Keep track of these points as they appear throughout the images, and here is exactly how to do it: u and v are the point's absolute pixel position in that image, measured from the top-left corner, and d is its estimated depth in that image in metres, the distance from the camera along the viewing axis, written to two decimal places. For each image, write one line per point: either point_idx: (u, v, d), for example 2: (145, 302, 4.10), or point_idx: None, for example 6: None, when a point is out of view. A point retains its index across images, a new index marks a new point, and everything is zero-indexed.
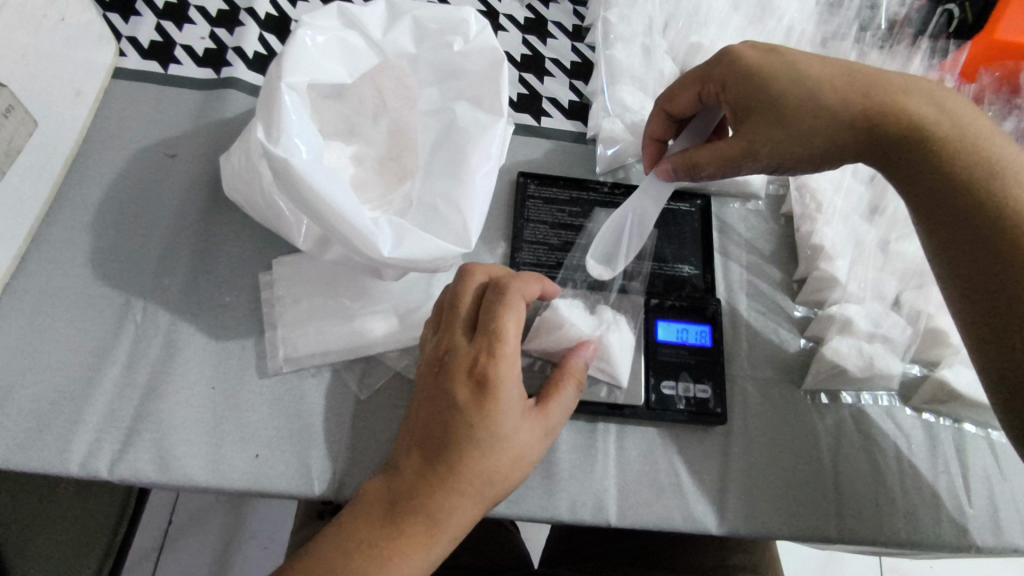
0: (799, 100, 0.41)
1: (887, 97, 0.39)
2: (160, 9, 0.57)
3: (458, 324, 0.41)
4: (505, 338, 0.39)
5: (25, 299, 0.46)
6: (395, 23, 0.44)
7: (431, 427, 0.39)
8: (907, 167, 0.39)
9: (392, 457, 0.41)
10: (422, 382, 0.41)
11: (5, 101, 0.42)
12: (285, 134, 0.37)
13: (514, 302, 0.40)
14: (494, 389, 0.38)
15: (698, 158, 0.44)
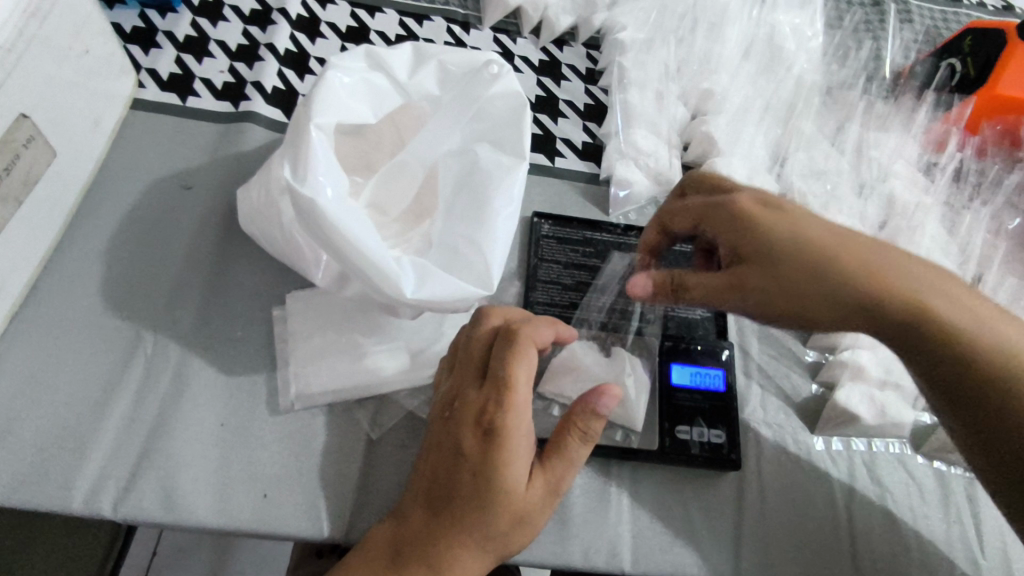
0: (784, 244, 0.39)
1: (870, 273, 0.38)
2: (180, 41, 0.58)
3: (470, 369, 0.40)
4: (514, 388, 0.38)
5: (33, 330, 0.45)
6: (421, 67, 0.44)
7: (437, 476, 0.38)
8: (888, 333, 0.38)
9: (401, 502, 0.40)
10: (433, 427, 0.41)
11: (26, 132, 0.42)
12: (311, 173, 0.37)
13: (524, 350, 0.39)
14: (501, 440, 0.37)
15: (694, 277, 0.43)
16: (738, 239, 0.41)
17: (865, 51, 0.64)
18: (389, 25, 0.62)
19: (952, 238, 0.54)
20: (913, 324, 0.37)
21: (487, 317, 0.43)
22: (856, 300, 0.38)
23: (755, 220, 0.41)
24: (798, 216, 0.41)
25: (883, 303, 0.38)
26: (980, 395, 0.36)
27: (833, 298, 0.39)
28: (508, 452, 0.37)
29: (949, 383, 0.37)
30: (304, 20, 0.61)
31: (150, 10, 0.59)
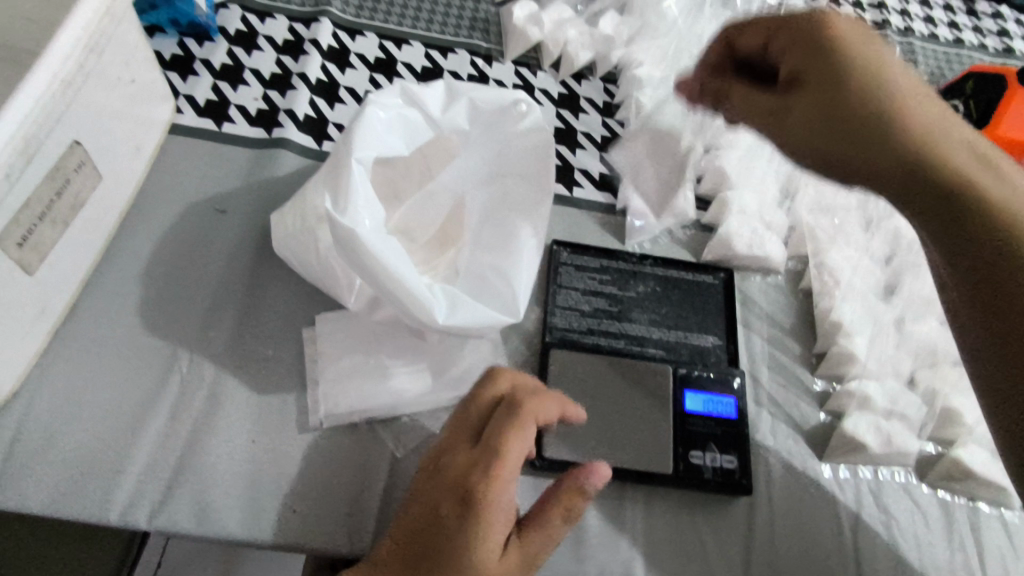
0: (844, 63, 0.42)
1: (880, 78, 0.42)
2: (216, 69, 0.61)
3: (465, 431, 0.40)
4: (503, 456, 0.38)
5: (74, 346, 0.47)
6: (454, 103, 0.45)
7: (411, 534, 0.38)
8: (877, 148, 0.41)
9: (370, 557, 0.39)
10: (418, 480, 0.40)
11: (77, 159, 0.45)
12: (351, 205, 0.39)
13: (522, 422, 0.39)
14: (484, 505, 0.37)
15: (739, 91, 0.50)
16: (789, 57, 0.45)
17: None
18: (415, 57, 0.65)
19: None
20: (913, 148, 0.40)
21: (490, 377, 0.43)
22: (880, 132, 0.41)
23: (853, 59, 0.42)
24: (846, 35, 0.43)
25: (903, 145, 0.40)
26: (1003, 266, 0.36)
27: (857, 94, 0.42)
28: (483, 519, 0.36)
29: (984, 267, 0.36)
30: (334, 51, 0.64)
31: (187, 39, 0.62)
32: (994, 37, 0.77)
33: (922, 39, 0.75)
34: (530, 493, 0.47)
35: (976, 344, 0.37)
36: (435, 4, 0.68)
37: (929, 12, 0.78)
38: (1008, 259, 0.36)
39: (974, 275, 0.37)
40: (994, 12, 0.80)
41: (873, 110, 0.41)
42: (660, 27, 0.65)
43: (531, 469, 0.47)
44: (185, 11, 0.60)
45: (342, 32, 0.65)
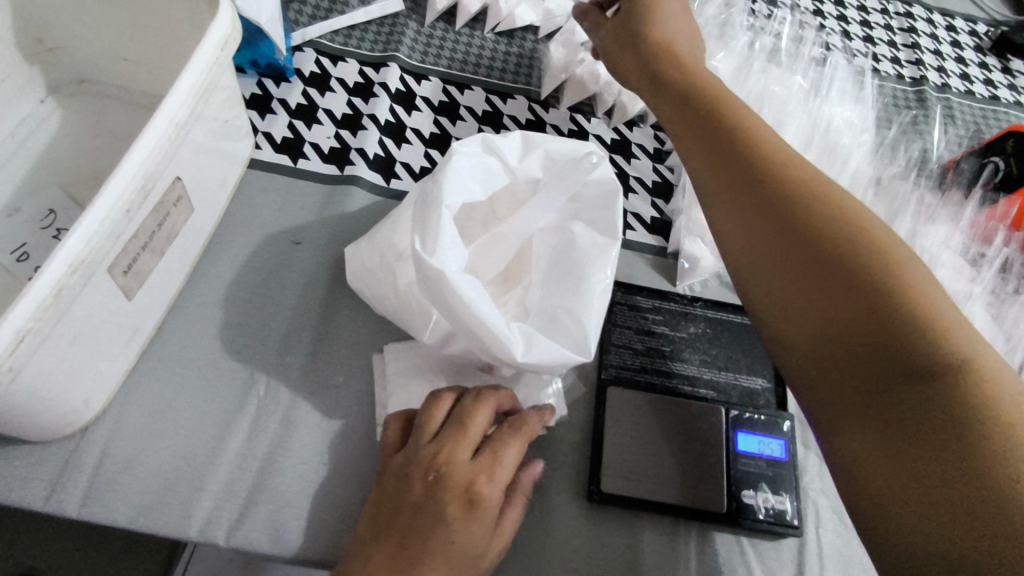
0: (742, 128, 0.49)
1: (775, 152, 0.47)
2: (292, 108, 0.65)
3: (465, 440, 0.41)
4: (504, 467, 0.41)
5: (160, 367, 0.50)
6: (528, 153, 0.48)
7: (407, 534, 0.39)
8: (770, 197, 0.44)
9: (355, 553, 0.39)
10: (403, 488, 0.40)
11: (177, 193, 0.48)
12: (439, 247, 0.42)
13: (520, 438, 0.43)
14: (482, 515, 0.40)
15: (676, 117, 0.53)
16: (717, 139, 0.49)
17: (913, 145, 0.70)
18: (477, 101, 0.68)
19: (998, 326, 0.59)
20: (800, 208, 0.43)
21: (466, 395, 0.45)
22: (778, 209, 0.44)
23: (736, 122, 0.49)
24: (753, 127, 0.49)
25: (797, 227, 0.42)
26: (882, 336, 0.36)
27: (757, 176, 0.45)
28: (484, 525, 0.40)
29: (873, 332, 0.37)
30: (402, 93, 0.67)
31: (266, 79, 0.66)
32: None
33: (958, 95, 0.78)
34: (587, 525, 0.49)
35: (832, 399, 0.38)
36: (495, 51, 0.72)
37: (964, 69, 0.81)
38: (897, 330, 0.36)
39: (861, 332, 0.37)
40: None
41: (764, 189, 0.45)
42: None
43: (588, 501, 0.49)
44: (267, 54, 0.64)
45: (409, 76, 0.69)
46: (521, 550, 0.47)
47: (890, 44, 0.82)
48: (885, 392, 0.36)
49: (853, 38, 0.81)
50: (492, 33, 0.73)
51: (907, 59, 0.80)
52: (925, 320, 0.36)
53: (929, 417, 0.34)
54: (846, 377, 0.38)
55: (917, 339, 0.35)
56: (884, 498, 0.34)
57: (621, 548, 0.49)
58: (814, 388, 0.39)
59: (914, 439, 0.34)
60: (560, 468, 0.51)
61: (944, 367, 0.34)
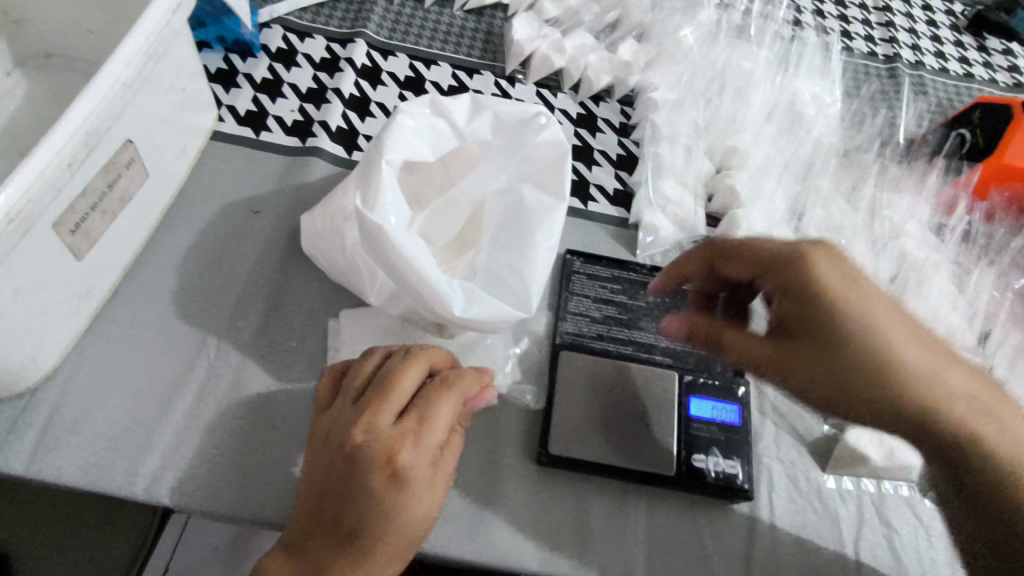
0: (802, 284, 0.44)
1: (845, 298, 0.42)
2: (257, 82, 0.65)
3: (387, 406, 0.40)
4: (432, 427, 0.40)
5: (113, 330, 0.51)
6: (477, 116, 0.49)
7: (339, 509, 0.38)
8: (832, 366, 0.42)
9: (294, 529, 0.39)
10: (328, 460, 0.40)
11: (129, 156, 0.48)
12: (380, 203, 0.42)
13: (449, 396, 0.42)
14: (414, 480, 0.39)
15: (723, 327, 0.47)
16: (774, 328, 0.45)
17: (879, 117, 0.69)
18: (443, 77, 0.69)
19: (962, 296, 0.58)
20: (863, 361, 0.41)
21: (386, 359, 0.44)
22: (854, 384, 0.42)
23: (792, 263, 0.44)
24: (853, 297, 0.42)
25: (889, 384, 0.41)
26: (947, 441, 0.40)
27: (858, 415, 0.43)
28: (416, 491, 0.39)
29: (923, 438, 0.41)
30: (368, 69, 0.68)
31: (232, 55, 0.67)
32: (1004, 72, 0.79)
33: (932, 72, 0.77)
34: (535, 489, 0.49)
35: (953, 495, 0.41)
36: (463, 29, 0.73)
37: (939, 47, 0.80)
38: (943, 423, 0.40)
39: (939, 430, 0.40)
40: (1004, 48, 0.82)
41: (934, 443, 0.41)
42: (675, 54, 0.68)
43: (538, 464, 0.49)
44: (233, 29, 0.65)
45: (376, 52, 0.69)
46: (467, 512, 0.47)
47: (865, 23, 0.81)
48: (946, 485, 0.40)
49: (827, 16, 0.80)
50: (461, 10, 0.73)
51: (881, 38, 0.80)
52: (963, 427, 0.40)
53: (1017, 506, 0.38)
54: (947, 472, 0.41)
55: (966, 436, 0.40)
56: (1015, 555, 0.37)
57: (569, 513, 0.48)
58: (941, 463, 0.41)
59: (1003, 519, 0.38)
60: (509, 433, 0.50)
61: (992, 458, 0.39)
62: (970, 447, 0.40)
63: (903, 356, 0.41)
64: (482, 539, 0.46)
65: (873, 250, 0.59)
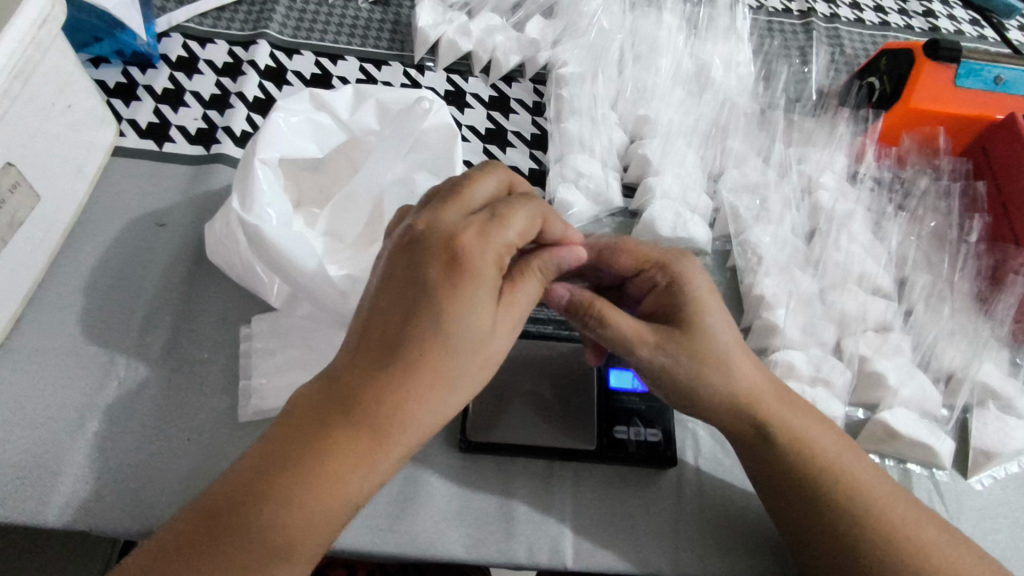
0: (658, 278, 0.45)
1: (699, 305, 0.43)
2: (159, 94, 0.64)
3: (456, 204, 0.37)
4: (510, 220, 0.37)
5: (15, 358, 0.49)
6: (360, 105, 0.50)
7: (396, 307, 0.34)
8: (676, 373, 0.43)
9: (344, 350, 0.35)
10: (412, 310, 0.34)
11: (12, 179, 0.47)
12: (257, 205, 0.43)
13: (528, 203, 0.39)
14: (476, 273, 0.35)
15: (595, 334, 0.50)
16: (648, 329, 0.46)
17: (789, 75, 0.70)
18: (350, 71, 0.67)
19: (876, 243, 0.59)
20: (724, 379, 0.43)
21: (515, 211, 0.38)
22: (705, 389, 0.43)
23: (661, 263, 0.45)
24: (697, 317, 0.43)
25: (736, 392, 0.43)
26: (783, 452, 0.43)
27: (711, 400, 0.43)
28: (475, 279, 0.34)
29: (766, 444, 0.43)
30: (272, 70, 0.67)
31: (132, 68, 0.65)
32: (920, 17, 0.79)
33: (847, 24, 0.77)
34: (459, 475, 0.48)
35: (772, 493, 0.43)
36: (370, 21, 0.72)
37: None
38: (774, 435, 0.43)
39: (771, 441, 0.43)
40: None
41: (748, 433, 0.43)
42: (582, 28, 0.68)
43: (460, 451, 0.49)
44: (128, 42, 0.63)
45: (280, 52, 0.68)
46: (391, 506, 0.46)
47: None
48: (777, 484, 0.43)
49: None
50: (366, 3, 0.73)
51: None
52: (792, 442, 0.43)
53: (841, 510, 0.41)
54: (772, 481, 0.43)
55: (800, 449, 0.43)
56: (820, 551, 0.41)
57: (492, 499, 0.48)
58: (769, 469, 0.43)
59: (825, 528, 0.41)
60: None
61: (823, 473, 0.42)
62: (804, 455, 0.42)
63: (731, 368, 0.43)
64: (407, 532, 0.46)
65: (787, 206, 0.60)
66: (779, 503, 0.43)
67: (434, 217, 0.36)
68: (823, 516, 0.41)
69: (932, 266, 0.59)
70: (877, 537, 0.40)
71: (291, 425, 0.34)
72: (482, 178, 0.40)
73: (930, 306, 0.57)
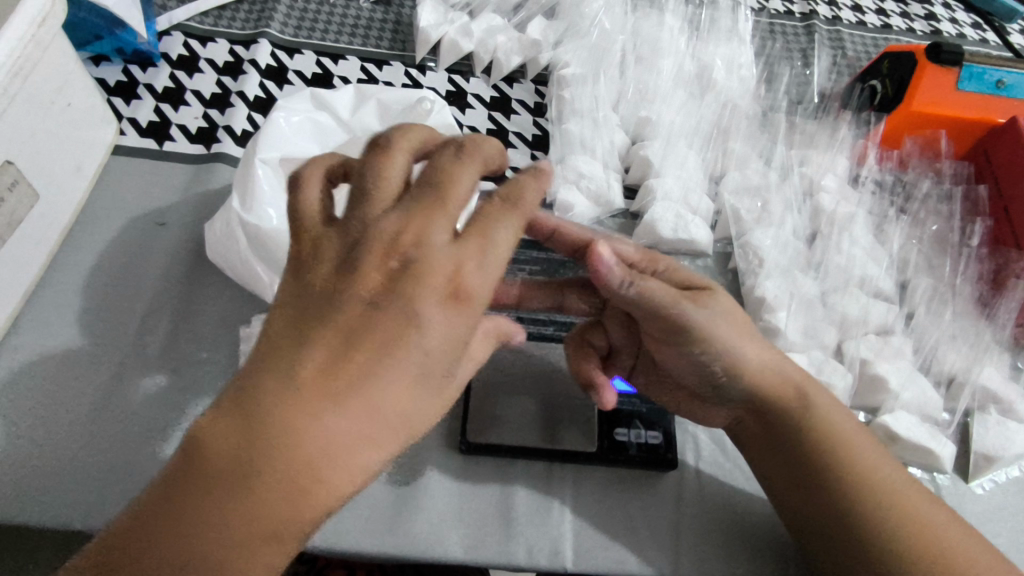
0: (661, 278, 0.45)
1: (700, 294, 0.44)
2: (159, 92, 0.64)
3: (447, 213, 0.30)
4: (501, 246, 0.31)
5: (13, 357, 0.49)
6: (361, 105, 0.50)
7: (360, 340, 0.27)
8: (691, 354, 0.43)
9: (273, 377, 0.26)
10: (380, 343, 0.27)
11: (11, 176, 0.47)
12: (257, 204, 0.44)
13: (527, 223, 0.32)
14: (467, 312, 0.29)
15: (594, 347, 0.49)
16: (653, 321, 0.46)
17: (791, 77, 0.70)
18: (351, 71, 0.67)
19: (878, 246, 0.59)
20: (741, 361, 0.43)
21: (467, 193, 0.31)
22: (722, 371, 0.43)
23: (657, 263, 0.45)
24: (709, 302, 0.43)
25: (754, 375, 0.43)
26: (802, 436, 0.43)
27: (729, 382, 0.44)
28: (465, 317, 0.29)
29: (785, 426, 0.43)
30: (273, 69, 0.67)
31: (132, 66, 0.65)
32: (921, 20, 0.79)
33: (849, 27, 0.77)
34: (459, 477, 0.48)
35: (793, 482, 0.43)
36: (371, 20, 0.72)
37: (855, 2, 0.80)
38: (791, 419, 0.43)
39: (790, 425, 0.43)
40: None
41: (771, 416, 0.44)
42: (584, 29, 0.68)
43: (460, 453, 0.49)
44: (128, 40, 0.63)
45: (281, 51, 0.68)
46: (390, 507, 0.46)
47: None
48: (799, 470, 0.43)
49: None
50: (368, 2, 0.73)
51: None
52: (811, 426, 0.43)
53: (859, 501, 0.40)
54: (791, 468, 0.43)
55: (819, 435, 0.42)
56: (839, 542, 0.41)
57: (490, 501, 0.47)
58: (790, 454, 0.43)
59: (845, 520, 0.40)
60: (431, 425, 0.50)
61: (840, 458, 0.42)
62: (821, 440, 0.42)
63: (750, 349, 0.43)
64: (406, 534, 0.45)
65: (789, 208, 0.59)
66: (800, 491, 0.43)
67: (421, 231, 0.29)
68: (844, 503, 0.41)
69: (934, 270, 0.59)
70: (903, 529, 0.39)
71: (198, 469, 0.26)
72: (465, 168, 0.31)
73: (932, 310, 0.56)
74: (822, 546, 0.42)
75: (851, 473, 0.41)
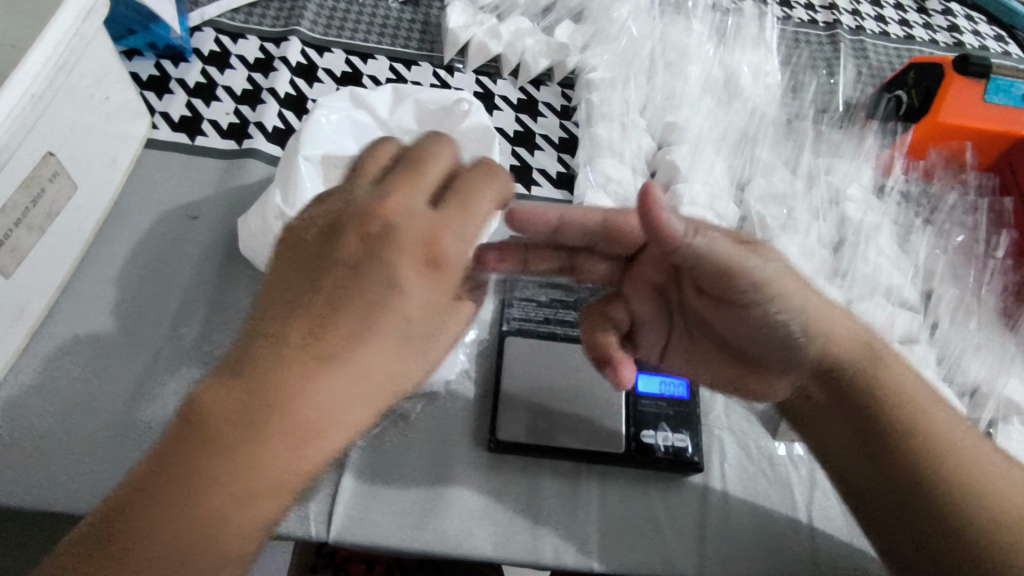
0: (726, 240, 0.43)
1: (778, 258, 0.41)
2: (191, 87, 0.64)
3: (422, 189, 0.33)
4: (477, 212, 0.34)
5: (49, 347, 0.50)
6: (399, 105, 0.51)
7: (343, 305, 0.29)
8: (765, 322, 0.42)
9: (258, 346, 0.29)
10: (362, 306, 0.29)
11: (51, 168, 0.47)
12: (300, 199, 0.44)
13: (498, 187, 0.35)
14: (446, 275, 0.32)
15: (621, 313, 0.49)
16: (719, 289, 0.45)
17: (816, 86, 0.70)
18: (380, 70, 0.68)
19: (903, 256, 0.59)
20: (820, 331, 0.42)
21: (439, 170, 0.34)
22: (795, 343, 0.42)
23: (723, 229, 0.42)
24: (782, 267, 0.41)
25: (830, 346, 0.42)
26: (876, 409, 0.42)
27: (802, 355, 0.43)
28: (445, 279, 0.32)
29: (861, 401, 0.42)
30: (303, 67, 0.67)
31: (164, 61, 0.65)
32: (944, 32, 0.79)
33: (873, 37, 0.77)
34: (488, 475, 0.48)
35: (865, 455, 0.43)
36: (400, 21, 0.72)
37: (879, 11, 0.80)
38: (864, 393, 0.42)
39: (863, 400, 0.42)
40: (943, 8, 0.82)
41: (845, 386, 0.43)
42: (612, 33, 0.68)
43: (489, 451, 0.49)
44: (161, 35, 0.63)
45: (311, 49, 0.68)
46: (420, 503, 0.47)
47: None
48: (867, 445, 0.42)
49: None
50: (396, 3, 0.73)
51: (820, 5, 0.80)
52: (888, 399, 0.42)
53: (927, 477, 0.40)
54: (862, 443, 0.43)
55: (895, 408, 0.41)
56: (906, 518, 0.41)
57: (518, 500, 0.48)
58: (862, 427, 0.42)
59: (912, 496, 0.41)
60: (459, 423, 0.50)
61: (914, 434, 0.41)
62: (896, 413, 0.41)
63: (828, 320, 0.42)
64: (435, 530, 0.46)
65: (814, 216, 0.60)
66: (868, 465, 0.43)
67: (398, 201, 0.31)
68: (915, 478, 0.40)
69: (958, 280, 0.59)
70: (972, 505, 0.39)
71: (185, 435, 0.28)
72: (439, 150, 0.34)
73: (956, 321, 0.57)
74: (885, 520, 0.42)
75: (940, 460, 0.40)
